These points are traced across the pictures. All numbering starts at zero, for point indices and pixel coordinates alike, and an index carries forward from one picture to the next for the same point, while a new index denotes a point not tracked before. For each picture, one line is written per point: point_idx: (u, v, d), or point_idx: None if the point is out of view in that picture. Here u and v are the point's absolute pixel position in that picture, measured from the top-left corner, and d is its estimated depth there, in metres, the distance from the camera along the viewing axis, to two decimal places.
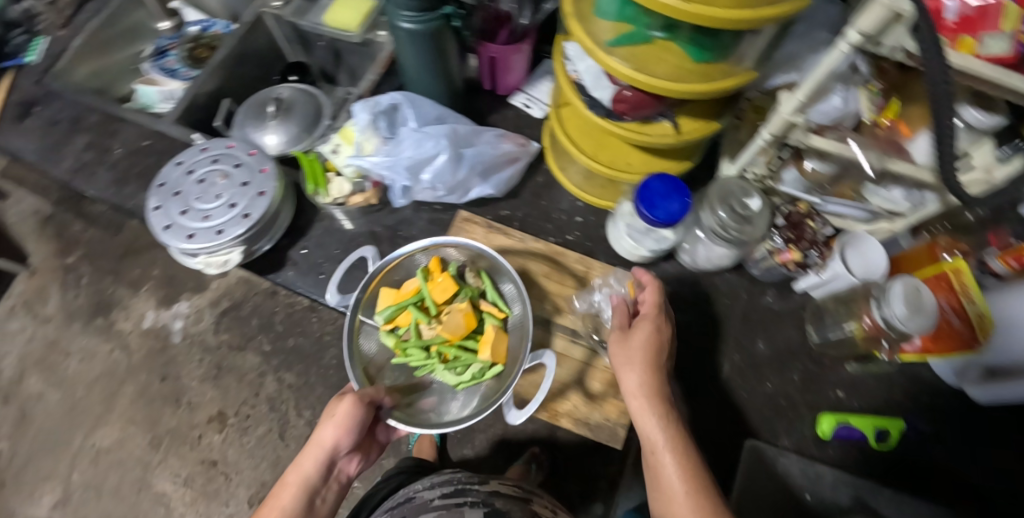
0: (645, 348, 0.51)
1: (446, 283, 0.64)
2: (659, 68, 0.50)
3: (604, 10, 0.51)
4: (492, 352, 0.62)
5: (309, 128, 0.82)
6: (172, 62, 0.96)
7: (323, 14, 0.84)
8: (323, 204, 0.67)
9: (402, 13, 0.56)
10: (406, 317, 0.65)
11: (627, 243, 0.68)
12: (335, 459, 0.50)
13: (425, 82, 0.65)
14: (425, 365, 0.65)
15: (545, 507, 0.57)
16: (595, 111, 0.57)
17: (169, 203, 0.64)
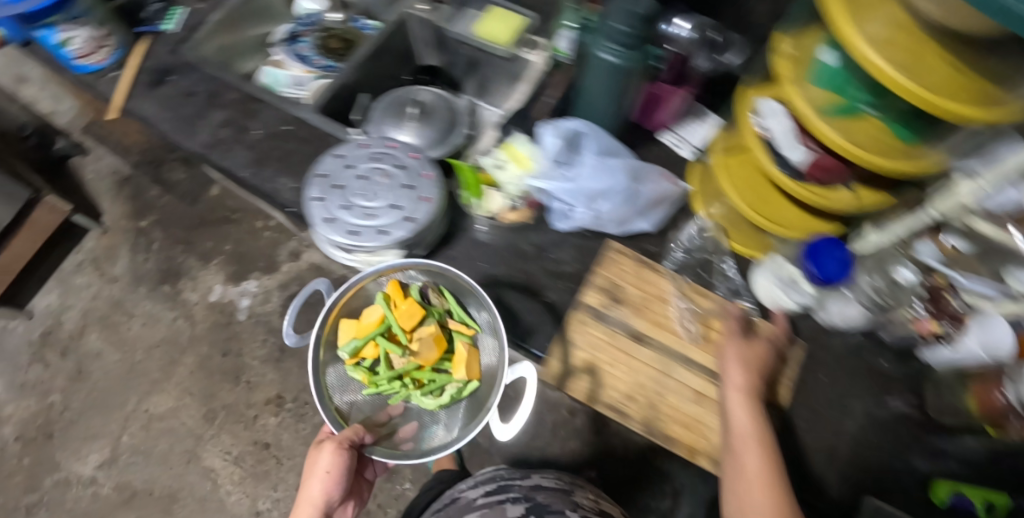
0: (755, 362, 0.61)
1: (411, 310, 0.67)
2: (866, 141, 0.51)
3: (818, 78, 0.53)
4: (468, 370, 0.67)
5: (446, 135, 0.82)
6: (305, 49, 0.97)
7: (472, 24, 0.85)
8: (478, 215, 0.69)
9: (609, 45, 0.57)
10: (375, 350, 0.69)
11: (773, 292, 0.69)
12: (327, 511, 0.55)
13: (599, 114, 0.67)
14: (400, 392, 0.69)
15: (588, 500, 0.70)
16: (781, 167, 0.59)
17: (330, 196, 0.64)
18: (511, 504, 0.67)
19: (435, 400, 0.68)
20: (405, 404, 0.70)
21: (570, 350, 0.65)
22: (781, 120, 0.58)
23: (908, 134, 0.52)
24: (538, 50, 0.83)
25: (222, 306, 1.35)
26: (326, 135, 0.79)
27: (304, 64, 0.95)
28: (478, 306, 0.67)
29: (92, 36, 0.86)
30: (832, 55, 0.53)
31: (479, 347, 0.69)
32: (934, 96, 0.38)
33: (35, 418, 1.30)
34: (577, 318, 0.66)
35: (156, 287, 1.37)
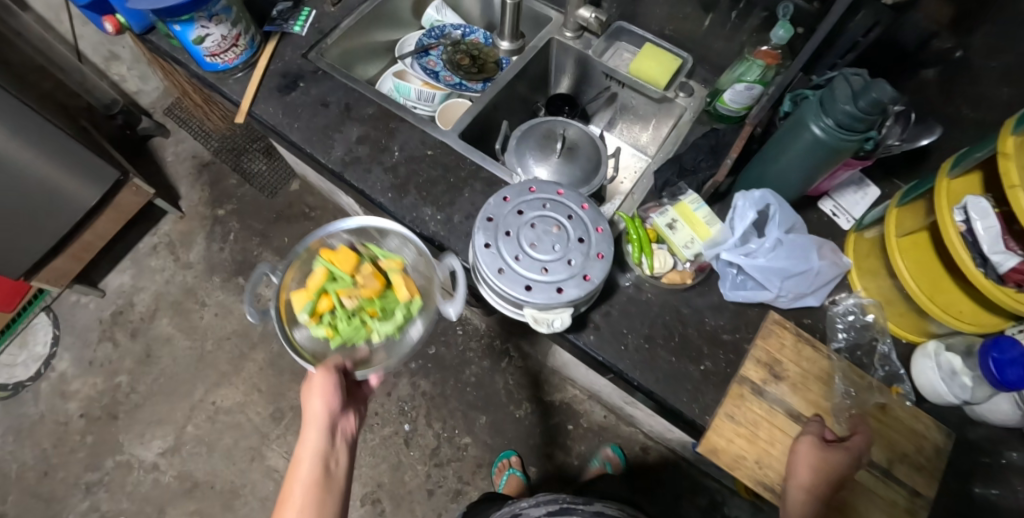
0: (829, 470, 0.57)
1: (345, 254, 0.66)
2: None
3: None
4: (409, 289, 0.66)
5: (590, 174, 0.80)
6: (433, 63, 0.94)
7: (623, 61, 0.83)
8: (641, 272, 0.66)
9: (823, 119, 0.55)
10: (329, 303, 0.66)
11: (935, 386, 0.66)
12: (333, 422, 0.60)
13: (784, 185, 0.64)
14: (360, 334, 0.66)
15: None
16: (980, 269, 0.56)
17: (501, 243, 0.61)
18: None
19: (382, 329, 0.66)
20: (368, 345, 0.67)
21: (730, 424, 0.63)
22: (989, 221, 0.54)
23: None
24: (693, 95, 0.81)
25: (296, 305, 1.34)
26: (471, 166, 0.76)
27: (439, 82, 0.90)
28: (396, 238, 0.68)
29: (226, 35, 0.79)
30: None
31: (417, 274, 0.69)
32: None
33: (101, 398, 1.29)
34: (738, 392, 0.64)
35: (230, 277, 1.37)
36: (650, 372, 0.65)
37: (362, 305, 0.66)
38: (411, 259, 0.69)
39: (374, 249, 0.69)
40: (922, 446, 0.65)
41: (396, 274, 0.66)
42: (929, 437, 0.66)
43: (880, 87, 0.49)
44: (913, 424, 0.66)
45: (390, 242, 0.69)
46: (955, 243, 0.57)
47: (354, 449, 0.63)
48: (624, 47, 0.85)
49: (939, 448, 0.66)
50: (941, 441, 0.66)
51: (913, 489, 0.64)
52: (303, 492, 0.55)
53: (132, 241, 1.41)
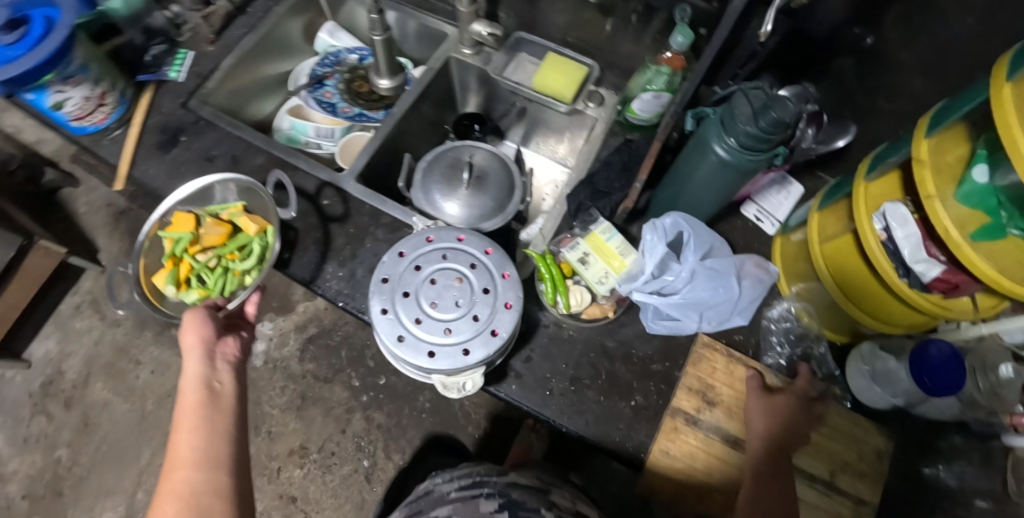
0: (780, 411, 0.61)
1: (181, 219, 0.71)
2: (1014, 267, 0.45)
3: (965, 195, 0.48)
4: (258, 223, 0.71)
5: (502, 202, 0.74)
6: (330, 94, 0.87)
7: (526, 74, 0.77)
8: (559, 313, 0.62)
9: (726, 140, 0.51)
10: (187, 267, 0.72)
11: (873, 392, 0.64)
12: (212, 347, 0.61)
13: (700, 204, 0.60)
14: (231, 280, 0.74)
15: (562, 501, 0.62)
16: (908, 281, 0.54)
17: (398, 306, 0.56)
18: (484, 499, 0.58)
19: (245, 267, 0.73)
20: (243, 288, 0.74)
21: (666, 459, 0.60)
22: (908, 227, 0.52)
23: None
24: (603, 104, 0.75)
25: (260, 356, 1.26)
26: (372, 211, 0.70)
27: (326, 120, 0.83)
28: (218, 189, 0.71)
29: (88, 95, 0.74)
30: (983, 171, 0.48)
31: (256, 208, 0.73)
32: None
33: (42, 476, 1.21)
34: (672, 424, 0.61)
35: (163, 331, 1.29)
36: (579, 417, 0.61)
37: (219, 255, 0.74)
38: (248, 201, 0.74)
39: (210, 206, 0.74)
40: (864, 451, 0.64)
41: (240, 217, 0.72)
42: (869, 441, 0.65)
43: (780, 105, 0.46)
44: (852, 429, 0.65)
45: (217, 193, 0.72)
46: (879, 257, 0.54)
47: (241, 370, 0.62)
48: (526, 56, 0.79)
49: (879, 450, 0.64)
50: (882, 443, 0.65)
51: (857, 497, 0.63)
52: (193, 415, 0.53)
53: (52, 305, 1.32)
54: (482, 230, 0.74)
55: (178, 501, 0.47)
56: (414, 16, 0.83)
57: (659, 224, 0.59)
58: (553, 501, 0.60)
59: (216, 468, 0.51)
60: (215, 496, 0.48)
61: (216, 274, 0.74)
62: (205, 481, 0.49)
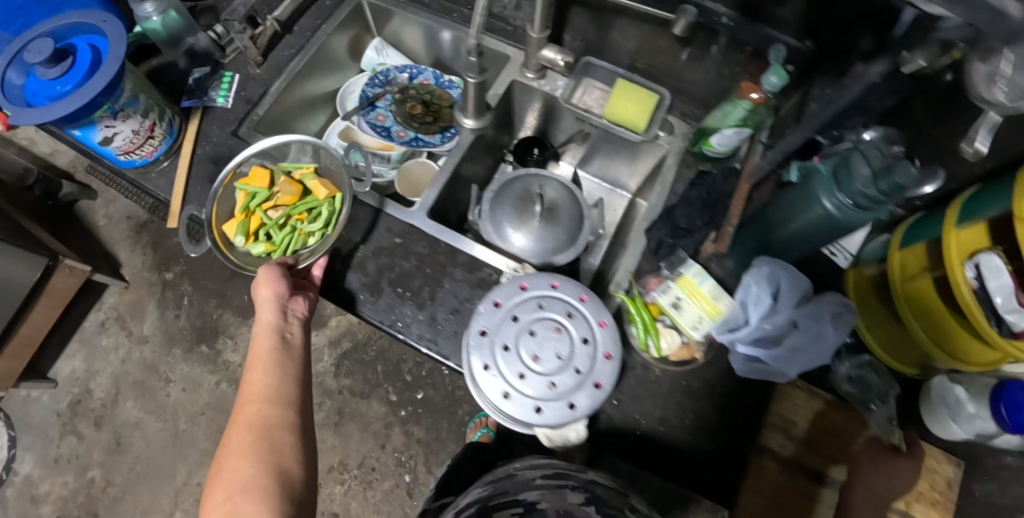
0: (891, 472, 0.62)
1: (259, 172, 0.70)
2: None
3: None
4: (328, 188, 0.71)
5: (574, 233, 0.73)
6: (383, 117, 0.84)
7: (594, 101, 0.75)
8: (650, 355, 0.63)
9: (837, 197, 0.52)
10: (258, 220, 0.70)
11: (947, 427, 0.65)
12: (282, 305, 0.65)
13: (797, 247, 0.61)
14: (296, 239, 0.71)
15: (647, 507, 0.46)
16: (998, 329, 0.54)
17: (500, 360, 0.56)
18: (569, 488, 0.44)
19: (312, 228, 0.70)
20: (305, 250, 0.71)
21: (753, 499, 0.60)
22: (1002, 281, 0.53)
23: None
24: (674, 133, 0.74)
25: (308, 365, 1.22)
26: (445, 248, 0.69)
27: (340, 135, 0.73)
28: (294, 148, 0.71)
29: (137, 129, 0.71)
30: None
31: (328, 173, 0.73)
32: None
33: (74, 497, 1.19)
34: (758, 464, 0.61)
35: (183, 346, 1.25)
36: (667, 458, 0.62)
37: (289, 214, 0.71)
38: (321, 165, 0.74)
39: (285, 165, 0.73)
40: (936, 482, 0.66)
41: (312, 178, 0.72)
42: (940, 470, 0.66)
43: (902, 170, 0.45)
44: (926, 460, 0.66)
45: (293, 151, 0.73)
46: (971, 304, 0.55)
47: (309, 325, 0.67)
48: (592, 80, 0.76)
49: (950, 481, 0.66)
50: (953, 473, 0.67)
51: None
52: (266, 359, 0.61)
53: (75, 322, 1.29)
54: (556, 264, 0.73)
55: (258, 440, 0.55)
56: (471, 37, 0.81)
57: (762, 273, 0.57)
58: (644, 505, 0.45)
59: (285, 405, 0.59)
60: (285, 429, 0.57)
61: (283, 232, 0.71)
62: (277, 414, 0.58)
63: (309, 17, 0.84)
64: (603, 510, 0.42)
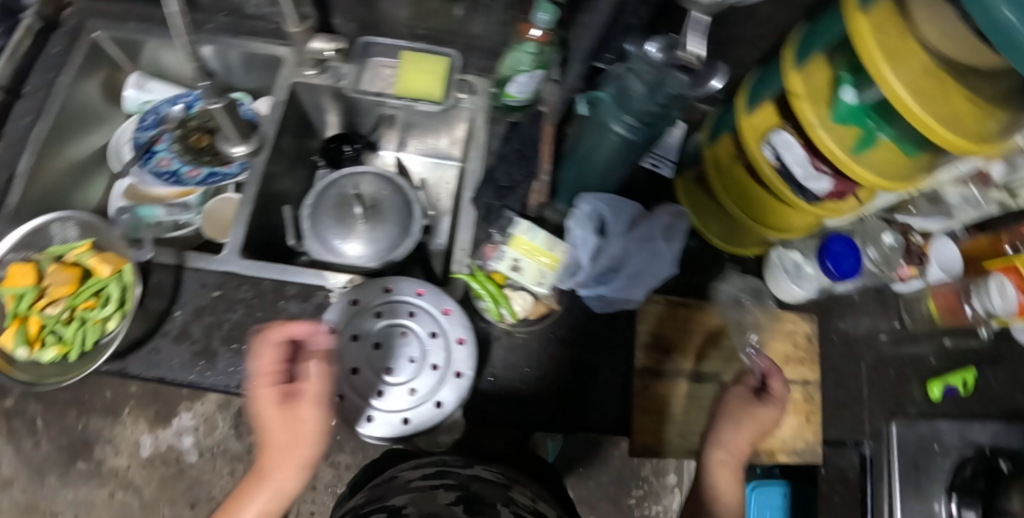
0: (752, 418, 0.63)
1: (18, 271, 0.59)
2: (976, 127, 0.47)
3: (837, 113, 0.52)
4: (109, 262, 0.61)
5: (406, 223, 0.70)
6: (166, 160, 0.74)
7: (385, 81, 0.70)
8: (506, 324, 0.61)
9: (624, 120, 0.49)
10: (39, 323, 0.60)
11: (789, 288, 0.72)
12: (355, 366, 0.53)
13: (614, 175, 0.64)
14: (90, 331, 0.60)
15: (526, 497, 0.47)
16: (804, 197, 0.59)
17: (354, 387, 0.52)
18: (444, 489, 0.44)
19: (105, 311, 0.60)
20: (105, 340, 0.60)
21: (647, 417, 0.64)
22: (795, 152, 0.56)
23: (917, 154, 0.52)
24: (474, 93, 0.71)
25: (157, 458, 0.71)
26: (272, 283, 0.64)
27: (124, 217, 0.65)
28: (56, 227, 0.62)
29: None
30: (851, 90, 0.51)
31: (105, 245, 0.62)
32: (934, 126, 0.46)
33: None
34: (642, 384, 0.65)
35: (35, 488, 0.69)
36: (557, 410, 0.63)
37: (73, 306, 0.60)
38: (97, 236, 0.63)
39: (52, 252, 0.62)
40: (795, 340, 0.73)
41: (87, 256, 0.61)
42: (799, 329, 0.74)
43: (672, 82, 0.44)
44: (783, 325, 0.73)
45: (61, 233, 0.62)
46: (778, 182, 0.59)
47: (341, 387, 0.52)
48: (376, 60, 0.71)
49: (807, 334, 0.74)
50: (807, 327, 0.75)
51: (802, 378, 0.73)
52: (288, 438, 0.48)
53: None
54: (397, 260, 0.70)
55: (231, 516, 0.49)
56: (235, 45, 0.72)
57: (581, 214, 0.57)
58: (521, 497, 0.46)
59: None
60: None
61: (70, 329, 0.59)
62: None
63: (38, 73, 0.71)
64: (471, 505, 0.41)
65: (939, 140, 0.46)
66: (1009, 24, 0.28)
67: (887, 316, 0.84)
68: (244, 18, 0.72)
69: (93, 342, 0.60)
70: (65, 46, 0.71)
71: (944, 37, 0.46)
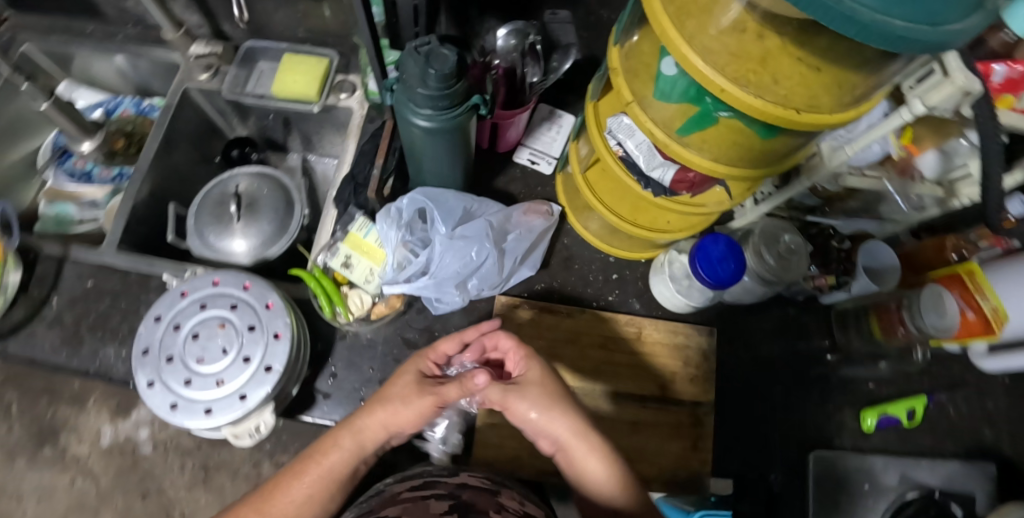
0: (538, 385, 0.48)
1: None
2: (800, 90, 0.40)
3: (664, 94, 0.46)
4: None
5: (283, 223, 0.71)
6: (80, 162, 0.80)
7: (267, 83, 0.72)
8: (342, 323, 0.61)
9: (420, 110, 0.47)
10: None
11: (671, 295, 0.67)
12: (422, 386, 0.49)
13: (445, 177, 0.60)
14: None
15: (515, 501, 0.47)
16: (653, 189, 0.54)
17: (165, 374, 0.54)
18: (435, 499, 0.44)
19: None
20: None
21: (493, 430, 0.62)
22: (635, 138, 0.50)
23: (770, 136, 0.45)
24: (355, 92, 0.72)
25: (116, 449, 0.63)
26: (141, 277, 0.68)
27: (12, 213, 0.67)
28: None
29: None
30: (672, 62, 0.45)
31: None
32: (755, 102, 0.40)
33: None
34: None
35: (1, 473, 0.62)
36: None
37: None
38: None
39: None
40: (687, 357, 0.66)
41: None
42: (691, 345, 0.67)
43: (439, 58, 0.43)
44: (671, 339, 0.66)
45: None
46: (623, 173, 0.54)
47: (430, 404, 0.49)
48: (264, 64, 0.73)
49: (703, 351, 0.67)
50: (705, 342, 0.67)
51: (692, 400, 0.65)
52: (363, 426, 0.48)
53: None
54: (271, 258, 0.70)
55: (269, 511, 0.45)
56: (142, 54, 0.77)
57: (395, 207, 0.59)
58: (511, 503, 0.46)
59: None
60: None
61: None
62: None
63: None
64: (467, 512, 0.42)
65: (745, 108, 0.40)
66: (840, 2, 0.30)
67: (816, 331, 0.76)
68: (150, 28, 0.77)
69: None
70: None
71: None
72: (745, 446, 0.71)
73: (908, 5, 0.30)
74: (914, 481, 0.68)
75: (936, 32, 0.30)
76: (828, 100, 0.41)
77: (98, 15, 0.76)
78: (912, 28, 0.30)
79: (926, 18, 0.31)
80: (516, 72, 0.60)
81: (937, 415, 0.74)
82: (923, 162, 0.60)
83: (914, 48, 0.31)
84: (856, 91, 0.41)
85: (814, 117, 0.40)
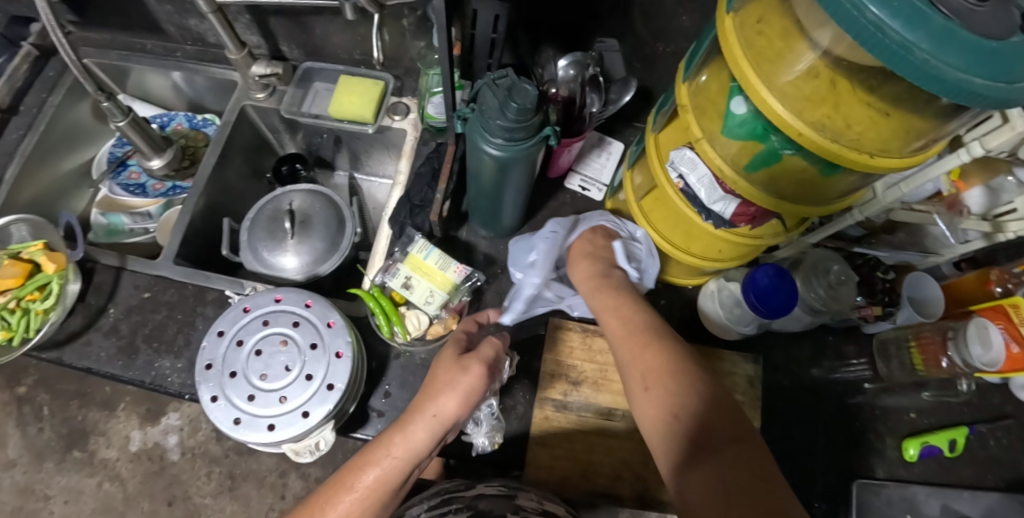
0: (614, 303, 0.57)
1: None
2: (872, 135, 0.41)
3: (731, 131, 0.47)
4: (56, 261, 0.64)
5: (335, 240, 0.73)
6: (136, 174, 0.81)
7: (324, 104, 0.74)
8: (399, 342, 0.61)
9: (493, 140, 0.48)
10: None
11: (722, 321, 0.68)
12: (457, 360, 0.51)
13: (503, 207, 0.62)
14: (23, 321, 0.62)
15: (533, 501, 0.51)
16: (711, 220, 0.55)
17: (229, 389, 0.54)
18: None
19: (46, 303, 0.62)
20: (38, 331, 0.62)
21: (542, 451, 0.62)
22: (698, 171, 0.52)
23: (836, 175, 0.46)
24: (407, 115, 0.74)
25: (146, 453, 0.67)
26: (196, 289, 0.69)
27: (75, 221, 0.69)
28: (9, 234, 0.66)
29: None
30: (741, 100, 0.46)
31: (57, 246, 0.66)
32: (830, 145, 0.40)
33: None
34: (543, 415, 0.64)
35: (32, 473, 0.67)
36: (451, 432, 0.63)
37: (17, 298, 0.63)
38: (48, 238, 0.67)
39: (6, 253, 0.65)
40: (734, 383, 0.67)
41: (38, 254, 0.64)
42: (738, 372, 0.68)
43: (519, 92, 0.44)
44: (718, 366, 0.68)
45: (17, 233, 0.66)
46: (682, 203, 0.55)
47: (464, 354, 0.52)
48: (320, 85, 0.76)
49: (751, 377, 0.68)
50: (752, 370, 0.68)
51: None
52: (362, 479, 0.44)
53: None
54: (322, 274, 0.72)
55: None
56: (199, 71, 0.79)
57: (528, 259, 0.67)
58: (529, 503, 0.50)
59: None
60: None
61: (12, 317, 0.61)
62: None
63: (33, 91, 0.77)
64: None
65: (818, 151, 0.41)
66: (926, 62, 0.31)
67: (857, 360, 0.78)
68: (207, 46, 0.79)
69: (34, 332, 0.62)
70: (59, 71, 0.78)
71: (845, 46, 0.38)
72: (785, 471, 0.71)
73: (987, 64, 0.32)
74: (956, 512, 0.69)
75: (1012, 89, 0.32)
76: (896, 144, 0.41)
77: (158, 33, 0.78)
78: (992, 86, 0.31)
79: (1002, 76, 0.32)
80: (573, 104, 0.62)
81: (978, 446, 0.74)
82: (970, 197, 0.60)
83: (990, 104, 0.32)
84: (924, 137, 0.42)
85: (884, 161, 0.41)
